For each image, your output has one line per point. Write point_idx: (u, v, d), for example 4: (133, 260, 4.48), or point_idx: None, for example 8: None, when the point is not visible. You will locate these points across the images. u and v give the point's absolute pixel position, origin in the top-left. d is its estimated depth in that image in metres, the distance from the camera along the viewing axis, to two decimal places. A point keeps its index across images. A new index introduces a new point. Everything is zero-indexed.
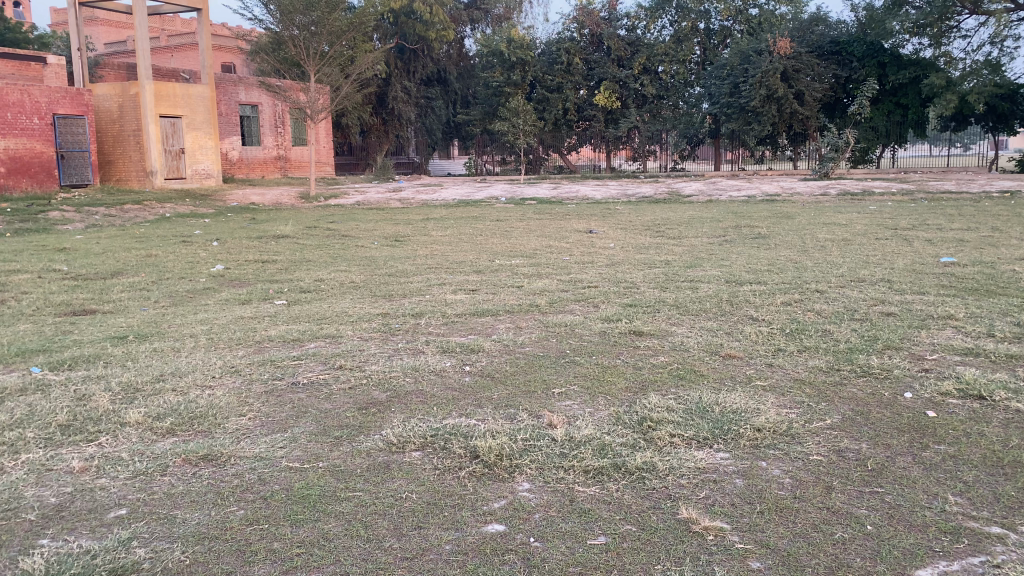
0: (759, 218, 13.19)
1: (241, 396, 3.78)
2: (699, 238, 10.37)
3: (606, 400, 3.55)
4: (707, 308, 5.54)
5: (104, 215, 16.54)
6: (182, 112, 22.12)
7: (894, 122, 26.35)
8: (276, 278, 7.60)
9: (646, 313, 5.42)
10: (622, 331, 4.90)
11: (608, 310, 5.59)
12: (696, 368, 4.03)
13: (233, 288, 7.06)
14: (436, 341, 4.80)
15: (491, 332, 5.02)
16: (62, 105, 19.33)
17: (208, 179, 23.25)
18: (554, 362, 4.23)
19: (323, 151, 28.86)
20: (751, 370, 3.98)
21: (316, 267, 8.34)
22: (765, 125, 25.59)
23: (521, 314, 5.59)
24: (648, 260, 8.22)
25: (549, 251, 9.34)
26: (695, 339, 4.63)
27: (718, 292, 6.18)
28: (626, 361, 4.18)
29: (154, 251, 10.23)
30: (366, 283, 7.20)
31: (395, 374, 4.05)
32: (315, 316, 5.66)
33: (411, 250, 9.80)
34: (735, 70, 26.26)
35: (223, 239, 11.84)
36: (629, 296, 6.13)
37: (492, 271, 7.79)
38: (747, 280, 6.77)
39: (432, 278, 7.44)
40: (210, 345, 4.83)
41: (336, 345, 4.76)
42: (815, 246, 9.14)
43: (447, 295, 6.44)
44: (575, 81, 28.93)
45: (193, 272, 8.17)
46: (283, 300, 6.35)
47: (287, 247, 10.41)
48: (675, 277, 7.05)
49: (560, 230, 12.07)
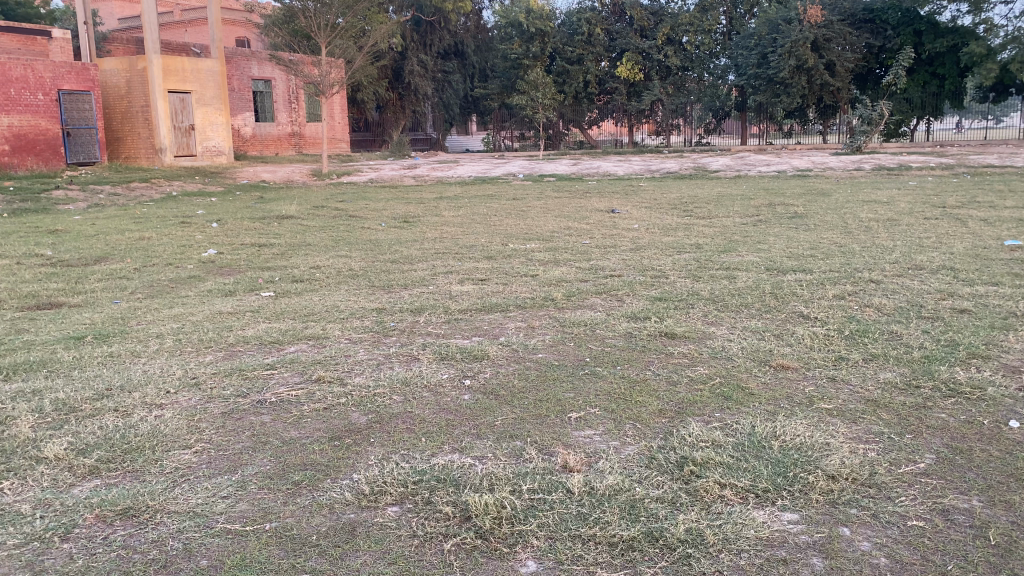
0: (792, 194, 12.42)
1: (194, 419, 3.13)
2: (729, 218, 9.62)
3: (636, 430, 2.87)
4: (749, 302, 4.82)
5: (109, 193, 16.03)
6: (191, 86, 21.49)
7: (930, 93, 25.24)
8: (269, 264, 6.97)
9: (678, 309, 4.73)
10: (652, 332, 4.20)
11: (635, 305, 4.89)
12: (743, 385, 3.32)
13: (221, 277, 6.43)
14: (434, 345, 4.13)
15: (498, 333, 4.34)
16: (67, 80, 18.76)
17: (219, 156, 22.64)
18: (571, 374, 3.54)
19: (338, 127, 28.19)
20: (813, 389, 3.26)
21: (316, 252, 7.71)
22: (794, 97, 24.54)
23: (535, 309, 4.91)
24: (677, 244, 7.50)
25: (568, 233, 8.64)
26: (741, 345, 3.92)
27: (759, 283, 5.45)
28: (658, 375, 3.48)
29: (148, 234, 9.66)
30: (366, 270, 6.55)
31: (381, 391, 3.38)
32: (301, 311, 5.02)
33: (420, 232, 9.14)
34: (764, 40, 25.14)
35: (224, 219, 11.26)
36: (658, 287, 5.43)
37: (505, 256, 7.11)
38: (790, 268, 6.04)
39: (438, 265, 6.77)
40: (175, 350, 4.19)
41: (318, 349, 4.10)
42: (859, 227, 8.37)
43: (453, 286, 5.77)
44: (597, 52, 27.91)
45: (182, 258, 7.57)
46: (271, 292, 5.70)
47: (289, 229, 9.79)
48: (707, 264, 6.33)
49: (579, 209, 11.34)
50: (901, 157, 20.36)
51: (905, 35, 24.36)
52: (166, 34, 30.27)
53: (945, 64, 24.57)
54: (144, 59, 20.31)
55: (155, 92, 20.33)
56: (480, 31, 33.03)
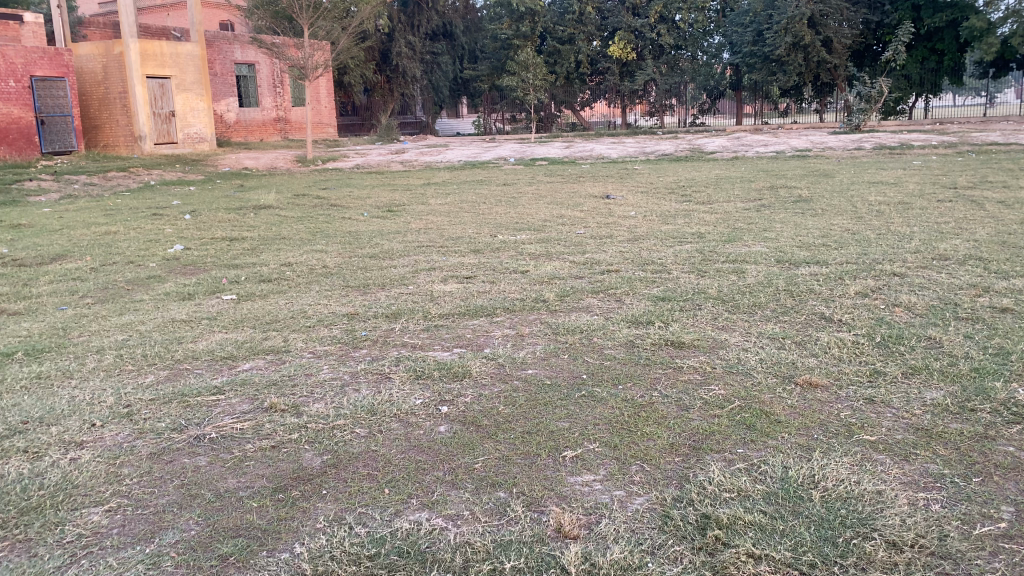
0: (794, 176, 11.98)
1: (114, 463, 2.61)
2: (731, 203, 9.14)
3: (644, 474, 2.37)
4: (763, 303, 4.33)
5: (83, 184, 15.42)
6: (170, 71, 20.79)
7: (929, 69, 24.69)
8: (237, 261, 6.44)
9: (685, 311, 4.22)
10: (656, 341, 3.69)
11: (635, 306, 4.38)
12: (768, 410, 2.83)
13: (182, 277, 5.91)
14: (409, 360, 3.63)
15: (483, 344, 3.84)
16: (40, 66, 18.03)
17: (201, 143, 21.97)
18: (565, 397, 3.03)
19: (324, 111, 27.52)
20: (851, 415, 2.76)
21: (289, 246, 7.20)
22: (791, 76, 23.99)
23: (524, 313, 4.41)
24: (678, 233, 7.01)
25: (561, 221, 8.13)
26: (760, 357, 3.42)
27: (770, 278, 4.95)
28: (668, 398, 2.97)
29: (116, 227, 9.13)
30: (340, 268, 6.02)
31: (341, 422, 2.87)
32: (264, 318, 4.51)
33: (403, 222, 8.63)
34: (759, 17, 24.53)
35: (199, 210, 10.73)
36: (660, 284, 4.92)
37: (493, 249, 6.61)
38: (802, 259, 5.54)
39: (420, 260, 6.26)
40: (113, 369, 3.67)
41: (275, 367, 3.59)
42: (869, 211, 7.89)
43: (434, 285, 5.26)
44: (588, 31, 27.31)
45: (145, 255, 7.05)
46: (233, 295, 5.19)
47: (266, 220, 9.27)
48: (711, 256, 5.84)
49: (572, 194, 10.84)
50: (902, 135, 19.86)
51: (903, 10, 23.69)
52: (147, 18, 29.49)
53: (944, 40, 24.02)
54: (121, 44, 19.61)
55: (132, 78, 19.65)
56: (469, 12, 32.32)
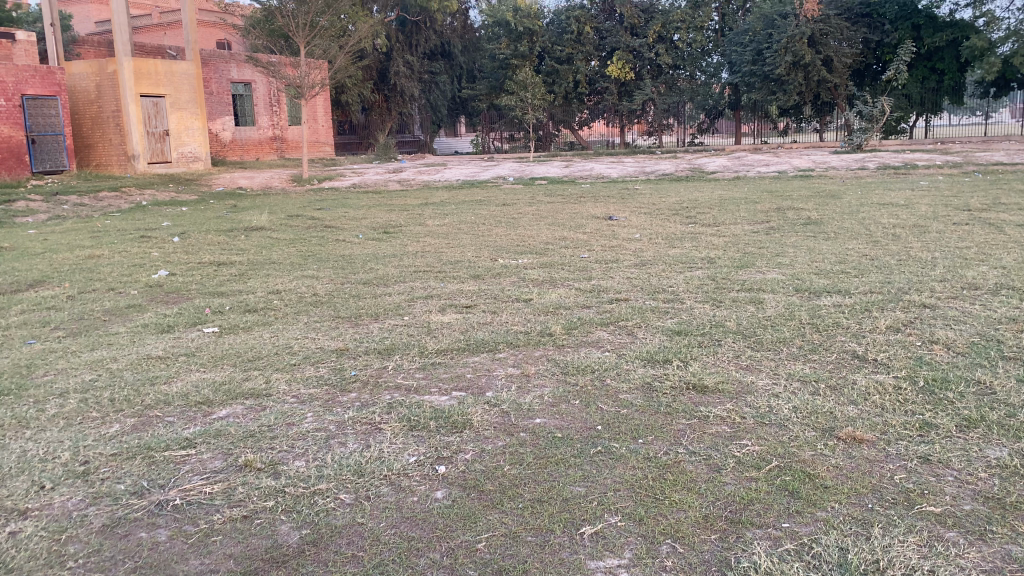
0: (800, 197, 11.69)
1: (59, 540, 2.25)
2: (738, 225, 8.81)
3: (677, 559, 2.03)
4: (788, 338, 3.99)
5: (73, 204, 15.08)
6: (165, 90, 20.52)
7: (929, 88, 24.50)
8: (223, 288, 6.10)
9: (704, 348, 3.88)
10: (676, 384, 3.34)
11: (650, 342, 4.03)
12: (811, 473, 2.48)
13: (164, 306, 5.57)
14: (402, 405, 3.28)
15: (485, 386, 3.48)
16: (31, 85, 17.75)
17: (195, 162, 21.66)
18: (578, 454, 2.67)
19: (321, 130, 27.27)
20: (907, 480, 2.42)
21: (279, 271, 6.86)
22: (791, 95, 23.78)
23: (528, 349, 4.06)
24: (686, 258, 6.68)
25: (562, 245, 7.79)
26: (794, 404, 3.08)
27: (791, 310, 4.61)
28: (696, 456, 2.63)
29: (102, 250, 8.79)
30: (331, 295, 5.68)
31: (325, 486, 2.52)
32: (246, 355, 4.15)
33: (399, 245, 8.29)
34: (759, 36, 24.35)
35: (188, 232, 10.40)
36: (674, 316, 4.58)
37: (493, 275, 6.27)
38: (823, 287, 5.21)
39: (415, 287, 5.92)
40: (74, 416, 3.30)
41: (254, 415, 3.24)
42: (884, 234, 7.57)
43: (432, 315, 4.91)
44: (586, 51, 27.13)
45: (127, 281, 6.71)
46: (215, 327, 4.83)
47: (256, 243, 8.94)
48: (724, 283, 5.52)
49: (573, 216, 10.53)
50: (906, 154, 19.61)
51: (903, 29, 23.54)
52: (144, 36, 29.32)
53: (945, 59, 23.84)
54: (115, 62, 19.35)
55: (126, 96, 19.36)
56: (467, 31, 32.20)
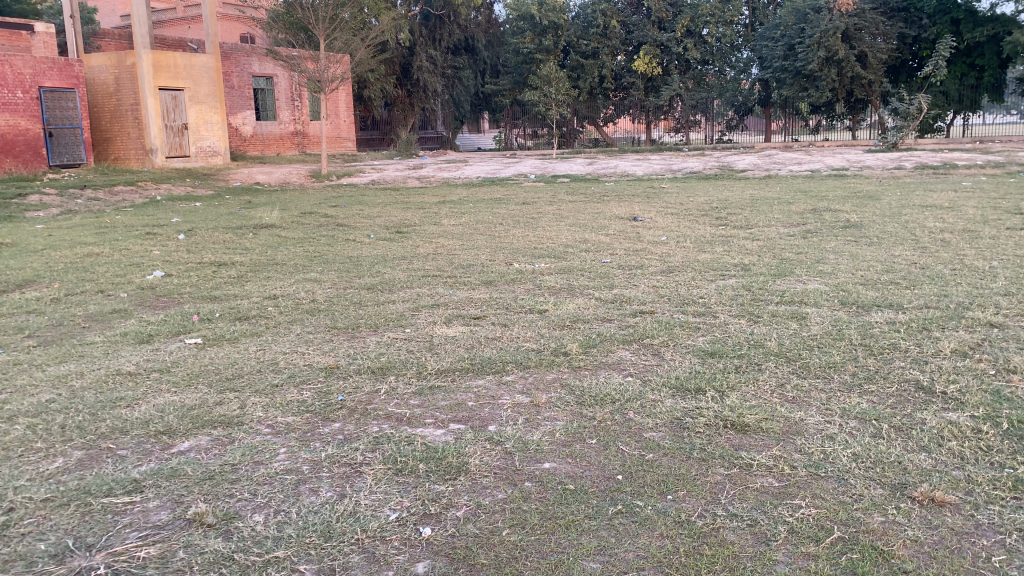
0: (836, 197, 11.11)
1: None
2: (772, 227, 8.28)
3: None
4: (842, 364, 3.47)
5: (88, 199, 14.81)
6: (185, 84, 20.26)
7: (968, 85, 23.62)
8: (217, 292, 5.67)
9: (743, 375, 3.37)
10: (711, 422, 2.85)
11: (680, 365, 3.54)
12: (884, 550, 2.00)
13: (151, 312, 5.17)
14: (391, 441, 2.81)
15: (490, 419, 3.00)
16: (49, 77, 17.54)
17: (214, 157, 21.38)
18: (594, 515, 2.20)
19: (343, 125, 26.91)
20: (1009, 564, 1.92)
21: (281, 274, 6.44)
22: (823, 92, 23.07)
23: (541, 370, 3.58)
24: (718, 264, 6.17)
25: (584, 247, 7.33)
26: (854, 451, 2.58)
27: (840, 328, 4.09)
28: (738, 523, 2.16)
29: (103, 248, 8.43)
30: (331, 302, 5.22)
31: (283, 555, 2.06)
32: (224, 373, 3.70)
33: (411, 246, 7.85)
34: (791, 30, 23.63)
35: (195, 229, 10.04)
36: (707, 333, 4.09)
37: (507, 281, 5.81)
38: (872, 301, 4.69)
39: (422, 294, 5.46)
40: (14, 447, 2.86)
41: (219, 450, 2.80)
42: (931, 240, 6.99)
43: (438, 328, 4.45)
44: (612, 45, 26.56)
45: (120, 282, 6.33)
46: (199, 338, 4.40)
47: (263, 242, 8.55)
48: (761, 294, 5.01)
49: (596, 215, 10.05)
50: (944, 153, 18.87)
51: (941, 24, 22.68)
52: (168, 30, 29.20)
53: (985, 55, 22.93)
54: (134, 55, 19.12)
55: (144, 90, 19.12)
56: (491, 26, 31.75)
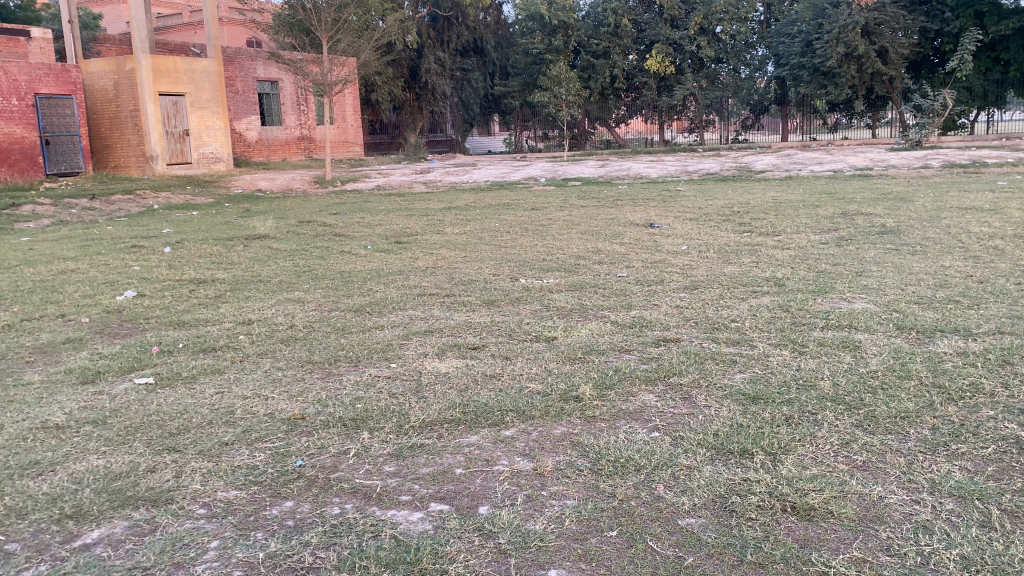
0: (865, 199, 10.45)
1: None
2: (801, 234, 7.64)
3: None
4: (918, 414, 2.81)
5: (82, 208, 14.30)
6: (186, 89, 19.74)
7: (993, 80, 22.81)
8: (186, 318, 5.06)
9: (796, 430, 2.73)
10: (764, 503, 2.23)
11: (718, 416, 2.90)
12: None
13: (109, 342, 4.57)
14: (352, 532, 2.20)
15: (485, 497, 2.37)
16: (44, 84, 17.07)
17: (217, 163, 20.86)
18: None
19: (350, 130, 26.36)
20: None
21: (263, 293, 5.83)
22: (843, 89, 22.32)
23: (550, 422, 2.94)
24: (747, 278, 5.53)
25: (597, 259, 6.71)
26: (961, 552, 1.94)
27: (904, 362, 3.43)
28: None
29: (80, 263, 7.86)
30: (315, 329, 4.59)
31: None
32: (167, 428, 3.07)
33: (409, 258, 7.27)
34: (809, 26, 22.86)
35: (184, 241, 9.49)
36: (747, 369, 3.46)
37: (512, 300, 5.19)
38: (935, 325, 4.03)
39: (415, 317, 4.84)
40: None
41: (132, 544, 2.19)
42: (982, 248, 6.32)
43: (429, 362, 3.81)
44: (624, 44, 25.86)
45: (88, 304, 5.76)
46: (152, 377, 3.78)
47: (252, 254, 7.98)
48: (801, 316, 4.36)
49: (609, 221, 9.43)
50: (971, 151, 18.14)
51: (965, 18, 21.79)
52: (173, 35, 28.77)
53: (1011, 48, 22.02)
54: (133, 59, 18.62)
55: (144, 95, 18.61)
56: (500, 27, 31.18)
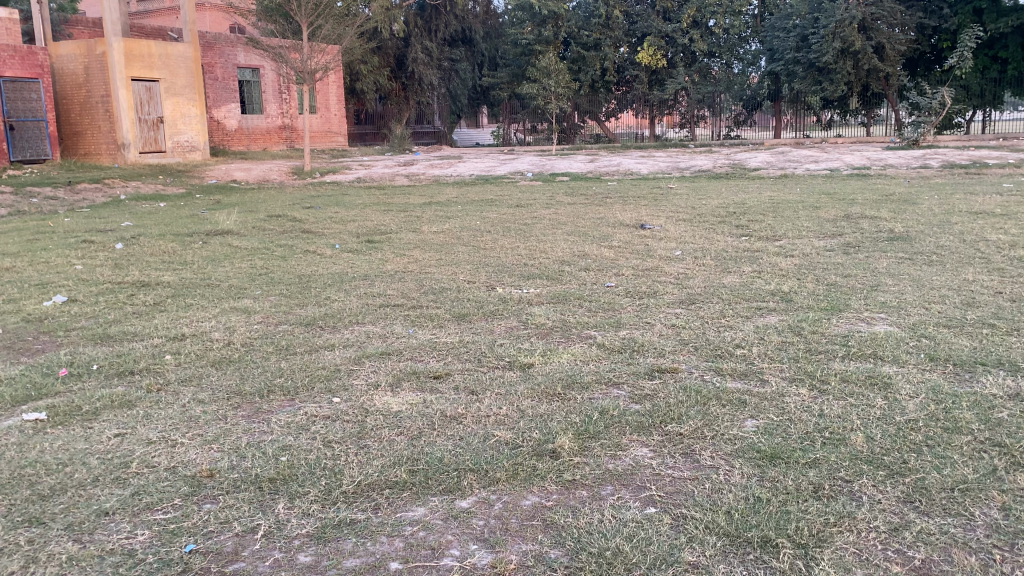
0: (866, 201, 9.91)
1: None
2: (804, 239, 7.06)
3: None
4: (985, 487, 2.23)
5: (44, 197, 13.58)
6: (161, 74, 18.96)
7: (990, 79, 22.41)
8: (111, 331, 4.41)
9: (830, 509, 2.14)
10: None
11: (732, 484, 2.30)
12: None
13: (13, 361, 3.92)
14: None
15: None
16: (10, 66, 16.22)
17: (192, 152, 20.10)
18: None
19: (334, 120, 25.61)
20: None
21: (207, 300, 5.20)
22: (838, 85, 21.74)
23: (520, 489, 2.33)
24: (750, 291, 4.95)
25: (582, 265, 6.11)
26: None
27: (949, 408, 2.84)
28: None
29: (19, 260, 7.19)
30: (254, 348, 3.97)
31: None
32: (38, 488, 2.43)
33: (378, 260, 6.66)
34: (804, 20, 22.36)
35: (140, 235, 8.83)
36: (762, 414, 2.85)
37: (486, 314, 4.58)
38: (976, 357, 3.45)
39: (373, 334, 4.21)
40: None
41: None
42: (1003, 259, 5.78)
43: (380, 396, 3.20)
44: (615, 36, 25.27)
45: (7, 310, 5.10)
46: (45, 412, 3.13)
47: (209, 253, 7.33)
48: (817, 341, 3.76)
49: (598, 222, 8.82)
50: (969, 150, 17.65)
51: (963, 14, 21.37)
52: (151, 20, 27.89)
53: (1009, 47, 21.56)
54: (104, 43, 17.83)
55: (115, 80, 17.83)
56: (490, 17, 30.50)
